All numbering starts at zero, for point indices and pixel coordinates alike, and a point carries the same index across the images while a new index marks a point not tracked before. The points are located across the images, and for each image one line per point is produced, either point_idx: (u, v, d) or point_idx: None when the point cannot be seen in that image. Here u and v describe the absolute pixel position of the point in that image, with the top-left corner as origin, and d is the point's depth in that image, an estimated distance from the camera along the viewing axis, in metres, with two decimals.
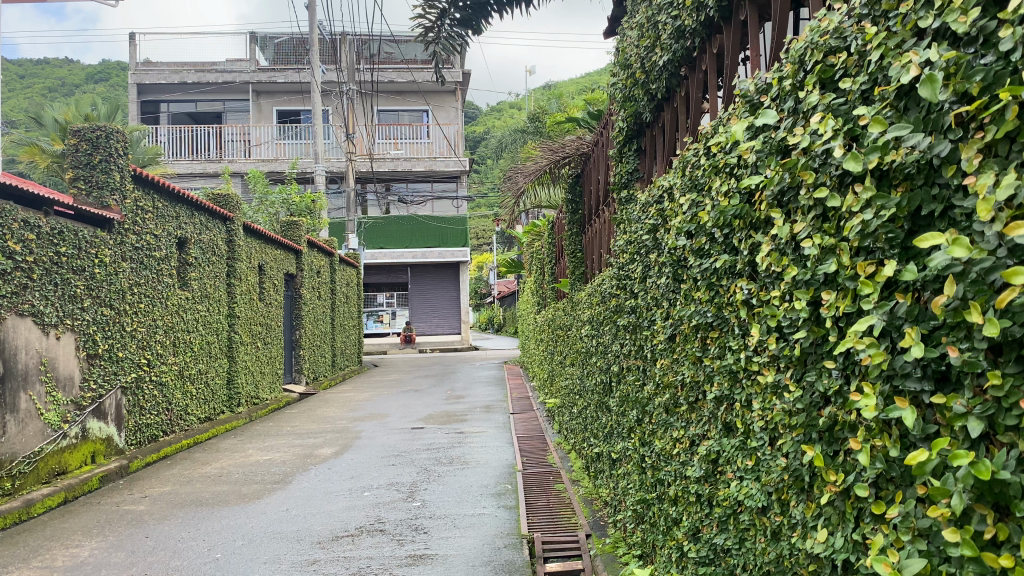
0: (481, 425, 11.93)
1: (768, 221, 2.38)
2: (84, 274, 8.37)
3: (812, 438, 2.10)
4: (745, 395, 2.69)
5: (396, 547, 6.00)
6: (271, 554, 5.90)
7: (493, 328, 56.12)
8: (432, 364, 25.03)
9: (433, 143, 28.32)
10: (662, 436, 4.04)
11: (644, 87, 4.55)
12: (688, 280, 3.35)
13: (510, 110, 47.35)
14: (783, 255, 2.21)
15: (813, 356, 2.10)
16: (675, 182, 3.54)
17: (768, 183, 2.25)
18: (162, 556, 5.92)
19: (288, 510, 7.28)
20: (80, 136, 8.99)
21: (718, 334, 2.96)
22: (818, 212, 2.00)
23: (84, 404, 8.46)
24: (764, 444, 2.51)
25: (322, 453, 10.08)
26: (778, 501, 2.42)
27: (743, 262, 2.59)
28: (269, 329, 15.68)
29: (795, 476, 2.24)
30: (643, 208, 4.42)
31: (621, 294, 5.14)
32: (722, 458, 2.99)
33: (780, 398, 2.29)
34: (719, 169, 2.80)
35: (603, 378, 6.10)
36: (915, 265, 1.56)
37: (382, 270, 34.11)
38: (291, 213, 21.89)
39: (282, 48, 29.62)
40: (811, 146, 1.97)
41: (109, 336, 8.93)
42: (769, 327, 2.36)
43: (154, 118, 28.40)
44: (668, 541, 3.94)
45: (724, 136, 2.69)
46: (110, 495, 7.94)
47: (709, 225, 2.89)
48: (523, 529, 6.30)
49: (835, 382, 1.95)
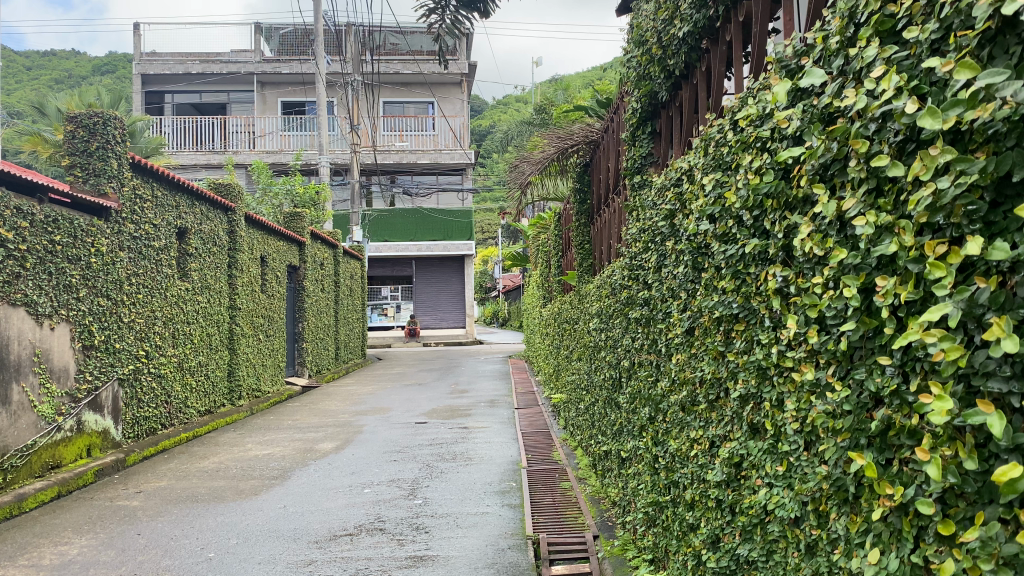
0: (485, 420, 11.72)
1: (807, 199, 2.13)
2: (79, 263, 8.14)
3: (861, 445, 1.85)
4: (776, 394, 2.44)
5: (397, 547, 5.76)
6: (266, 555, 5.65)
7: (498, 321, 55.81)
8: (437, 358, 24.87)
9: (439, 135, 28.06)
10: (678, 435, 3.80)
11: (660, 63, 4.28)
12: (710, 268, 3.09)
13: (516, 104, 46.87)
14: (828, 235, 1.96)
15: (861, 351, 1.85)
16: (696, 162, 3.28)
17: (811, 155, 1.99)
18: (153, 555, 5.69)
19: (286, 506, 7.06)
20: (76, 122, 8.74)
21: (744, 326, 2.70)
22: (872, 186, 1.75)
23: (79, 396, 8.23)
24: (799, 449, 2.26)
25: (323, 447, 9.87)
26: (815, 512, 2.18)
27: (776, 247, 2.33)
28: (271, 321, 15.47)
29: (836, 486, 2.00)
30: (659, 193, 4.15)
31: (633, 285, 4.89)
32: (747, 461, 2.75)
33: (822, 400, 2.04)
34: (749, 144, 2.53)
35: (613, 373, 5.85)
36: (1005, 243, 1.31)
37: (387, 263, 33.53)
38: (296, 205, 21.66)
39: (287, 38, 29.40)
40: (866, 107, 1.71)
41: (105, 327, 8.69)
42: (809, 318, 2.09)
43: (158, 108, 28.11)
44: (683, 547, 3.70)
45: (756, 107, 2.43)
46: (105, 490, 7.73)
47: (737, 206, 2.63)
48: (529, 529, 6.05)
49: (888, 379, 1.71)
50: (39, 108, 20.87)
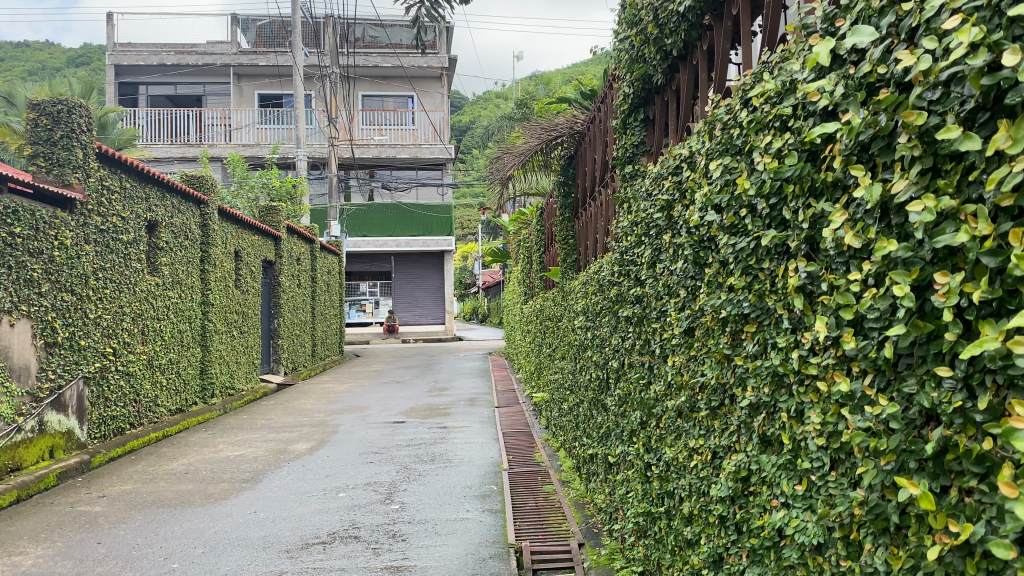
0: (465, 420, 11.41)
1: (838, 184, 1.86)
2: (41, 256, 7.76)
3: (909, 469, 1.58)
4: (795, 404, 2.17)
5: (372, 557, 5.46)
6: (233, 565, 5.32)
7: (478, 318, 55.51)
8: (416, 354, 24.60)
9: (418, 130, 27.71)
10: (674, 443, 3.52)
11: (656, 43, 4.05)
12: (715, 263, 2.84)
13: (495, 99, 46.50)
14: (867, 224, 1.69)
15: (909, 359, 1.59)
16: (699, 147, 3.01)
17: (848, 131, 1.72)
18: (112, 566, 5.34)
19: (256, 512, 6.74)
20: (39, 110, 8.36)
21: (756, 327, 2.43)
22: (929, 166, 1.48)
23: (41, 395, 7.82)
24: (824, 469, 2.00)
25: (297, 448, 9.53)
26: (843, 540, 1.91)
27: (799, 239, 2.06)
28: (245, 318, 15.06)
29: (875, 514, 1.72)
30: (655, 183, 3.90)
31: (624, 282, 4.63)
32: (757, 477, 2.49)
33: (858, 416, 1.77)
34: (766, 124, 2.27)
35: (600, 374, 5.58)
36: None
37: (365, 259, 33.16)
38: (271, 198, 21.25)
39: (263, 30, 28.87)
40: (928, 69, 1.44)
41: (70, 323, 8.29)
42: (842, 320, 1.82)
43: (132, 100, 27.53)
44: (678, 560, 3.43)
45: (776, 81, 2.16)
46: (66, 494, 7.36)
47: (750, 194, 2.37)
48: (511, 536, 5.76)
49: (946, 393, 1.45)
50: (8, 98, 20.32)
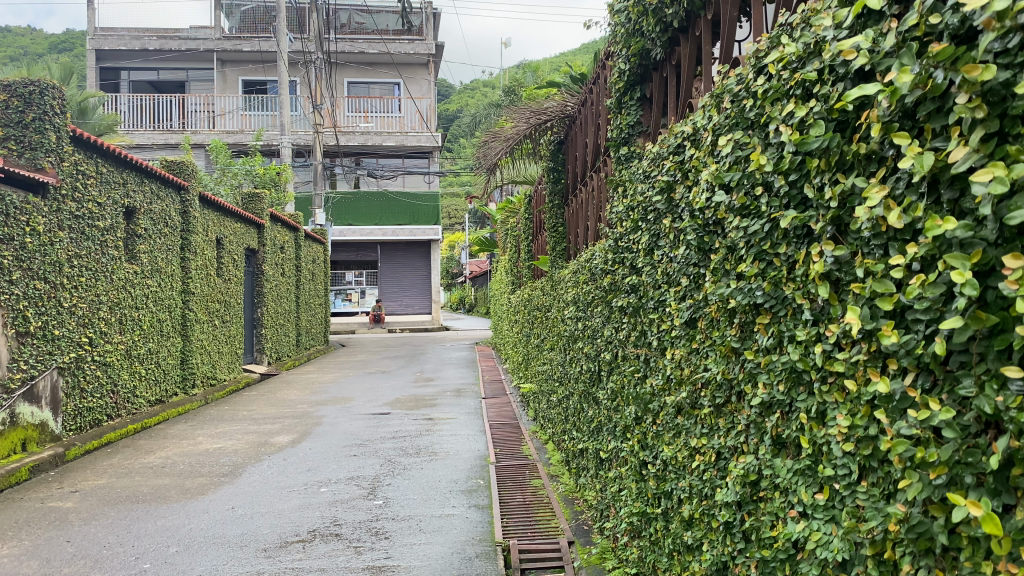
0: (451, 411, 11.18)
1: (873, 156, 1.64)
2: (11, 243, 7.46)
3: (963, 485, 1.36)
4: (816, 404, 1.94)
5: (353, 556, 5.22)
6: (208, 565, 5.07)
7: (465, 308, 55.07)
8: (401, 344, 24.35)
9: (404, 118, 27.20)
10: (672, 441, 3.30)
11: (656, 15, 3.86)
12: (721, 249, 2.62)
13: (483, 87, 45.96)
14: (912, 200, 1.47)
15: (964, 356, 1.37)
16: (704, 123, 2.80)
17: (890, 94, 1.50)
18: (80, 567, 5.08)
19: (234, 508, 6.48)
20: (10, 91, 8.06)
21: (771, 319, 2.21)
22: (994, 129, 1.27)
23: (12, 387, 7.50)
24: (851, 478, 1.77)
25: (279, 440, 9.27)
26: (874, 559, 1.68)
27: (823, 221, 1.84)
28: (227, 307, 14.75)
29: (919, 534, 1.49)
30: (654, 164, 3.67)
31: (618, 270, 4.40)
32: (768, 479, 2.26)
33: (899, 421, 1.54)
34: (785, 93, 2.05)
35: (592, 366, 5.35)
36: None
37: (351, 248, 32.77)
38: (255, 185, 20.87)
39: (249, 16, 28.23)
40: (1003, 11, 1.23)
41: (43, 312, 7.97)
42: (879, 310, 1.59)
43: (114, 85, 27.03)
44: (676, 565, 3.22)
45: (802, 40, 1.93)
46: (37, 489, 7.07)
47: (765, 170, 2.15)
48: (498, 534, 5.53)
49: (1014, 397, 1.23)
50: None
